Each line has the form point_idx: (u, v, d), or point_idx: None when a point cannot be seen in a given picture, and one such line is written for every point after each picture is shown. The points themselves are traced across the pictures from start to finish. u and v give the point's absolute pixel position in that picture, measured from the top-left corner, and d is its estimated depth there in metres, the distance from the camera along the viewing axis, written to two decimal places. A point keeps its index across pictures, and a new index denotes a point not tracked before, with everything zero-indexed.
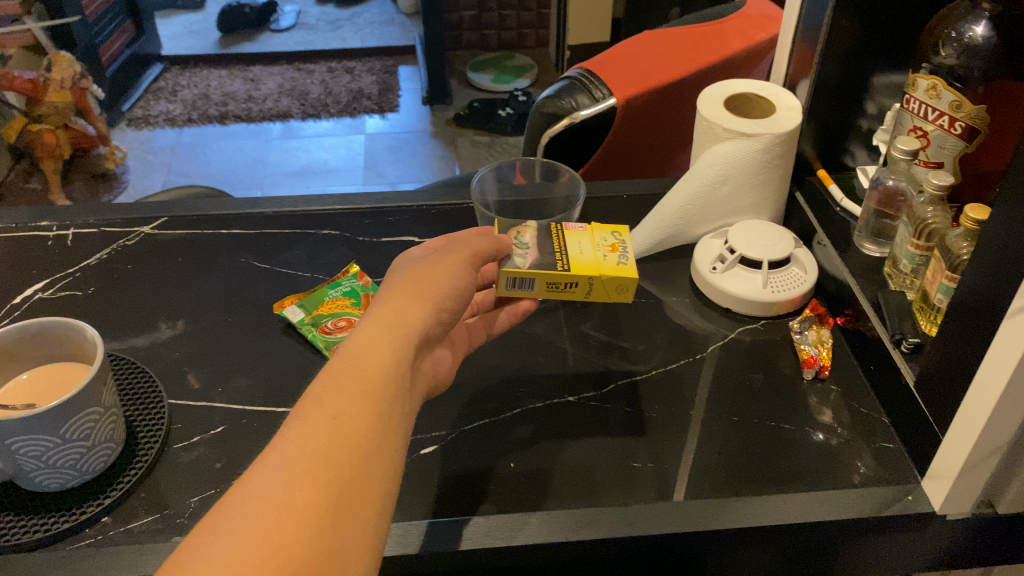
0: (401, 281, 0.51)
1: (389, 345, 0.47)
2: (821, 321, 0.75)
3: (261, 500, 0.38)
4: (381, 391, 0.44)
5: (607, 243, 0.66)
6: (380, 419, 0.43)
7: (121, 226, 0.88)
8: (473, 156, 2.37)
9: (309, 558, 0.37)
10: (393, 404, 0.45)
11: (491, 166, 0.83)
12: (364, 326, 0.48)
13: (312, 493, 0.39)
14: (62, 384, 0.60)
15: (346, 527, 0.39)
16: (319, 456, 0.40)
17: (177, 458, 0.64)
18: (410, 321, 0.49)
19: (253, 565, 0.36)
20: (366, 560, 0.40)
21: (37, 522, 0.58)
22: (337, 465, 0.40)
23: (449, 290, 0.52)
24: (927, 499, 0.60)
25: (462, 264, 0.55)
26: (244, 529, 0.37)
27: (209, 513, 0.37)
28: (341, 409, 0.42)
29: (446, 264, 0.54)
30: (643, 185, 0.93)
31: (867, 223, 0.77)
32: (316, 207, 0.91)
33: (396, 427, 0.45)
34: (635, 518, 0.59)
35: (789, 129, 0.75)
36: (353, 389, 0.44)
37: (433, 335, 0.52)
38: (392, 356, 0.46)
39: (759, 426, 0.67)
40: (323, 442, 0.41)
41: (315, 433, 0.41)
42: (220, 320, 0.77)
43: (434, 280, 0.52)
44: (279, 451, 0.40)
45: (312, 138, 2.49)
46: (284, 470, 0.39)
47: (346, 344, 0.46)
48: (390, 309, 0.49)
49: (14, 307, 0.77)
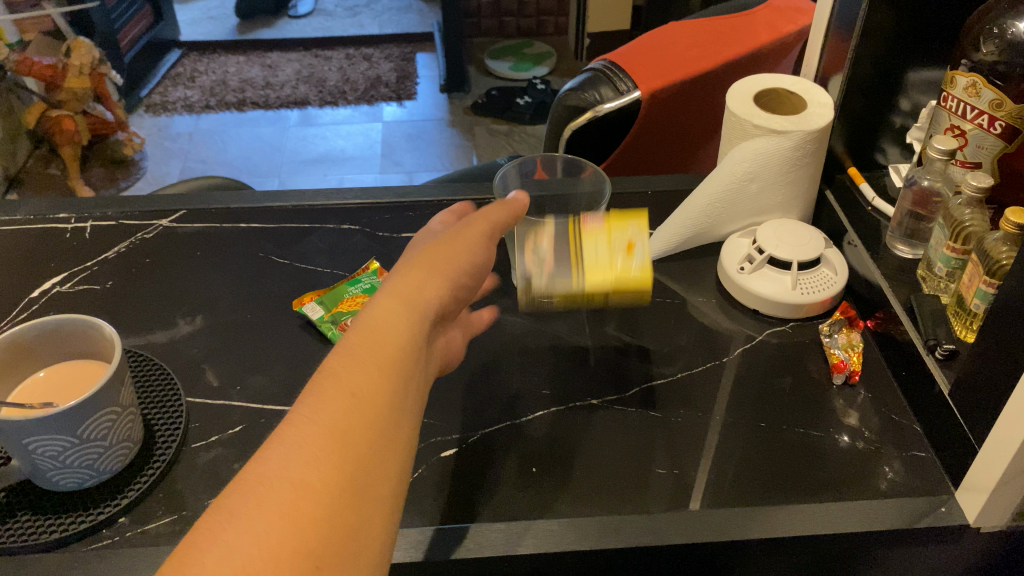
0: (421, 252, 0.49)
1: (407, 317, 0.44)
2: (851, 324, 0.73)
3: (276, 481, 0.36)
4: (399, 365, 0.42)
5: (624, 240, 0.62)
6: (399, 393, 0.41)
7: (139, 219, 0.87)
8: (490, 145, 2.35)
9: (327, 545, 0.35)
10: (411, 380, 0.43)
11: (513, 162, 0.82)
12: (380, 297, 0.45)
13: (329, 473, 0.37)
14: (79, 384, 0.59)
15: (363, 511, 0.37)
16: (339, 433, 0.38)
17: (195, 458, 0.63)
18: (430, 292, 0.46)
19: (270, 554, 0.34)
20: (382, 547, 0.38)
21: (54, 522, 0.58)
22: (356, 443, 0.38)
23: (468, 263, 0.50)
24: (961, 511, 0.59)
25: (480, 237, 0.53)
26: (260, 515, 0.34)
27: (220, 496, 0.35)
28: (359, 382, 0.40)
29: (463, 236, 0.52)
30: (667, 181, 0.91)
31: (900, 224, 0.75)
32: (335, 200, 0.90)
33: (412, 402, 0.42)
34: (661, 526, 0.58)
35: (821, 126, 0.73)
36: (371, 361, 0.41)
37: (448, 308, 0.49)
38: (411, 328, 0.44)
39: (787, 431, 0.65)
40: (341, 418, 0.38)
41: (331, 408, 0.39)
42: (240, 315, 0.76)
43: (452, 250, 0.50)
44: (294, 426, 0.38)
45: (330, 125, 2.47)
46: (301, 449, 0.37)
47: (364, 314, 0.44)
48: (408, 280, 0.46)
49: (32, 302, 0.76)
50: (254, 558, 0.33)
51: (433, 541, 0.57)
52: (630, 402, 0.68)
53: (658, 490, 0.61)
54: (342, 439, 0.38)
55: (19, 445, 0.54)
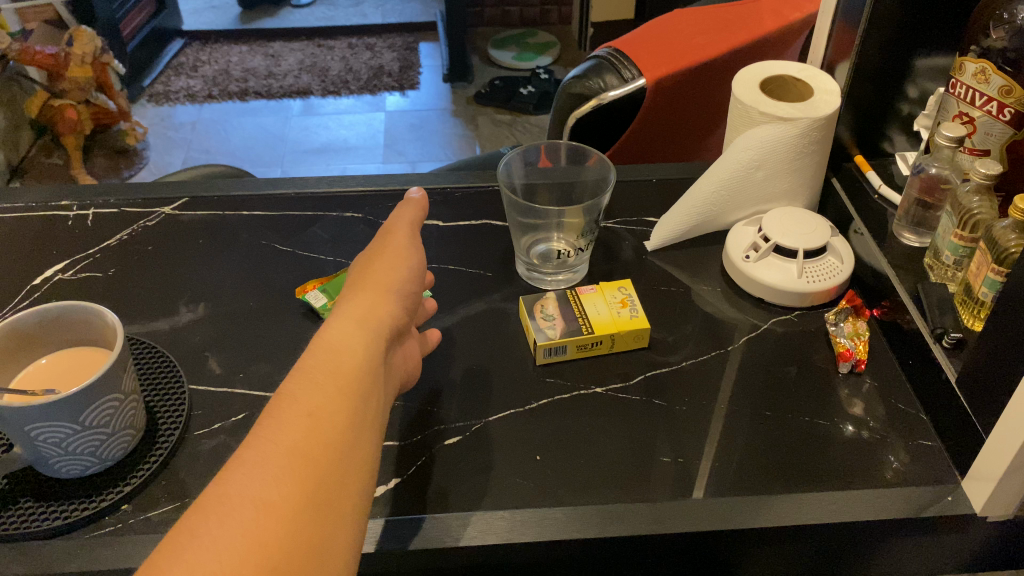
0: (362, 282, 0.54)
1: (359, 341, 0.48)
2: (857, 313, 0.72)
3: (240, 499, 0.38)
4: (355, 385, 0.45)
5: (617, 298, 0.72)
6: (356, 410, 0.44)
7: (142, 207, 0.87)
8: (494, 135, 2.34)
9: (292, 554, 0.37)
10: (367, 398, 0.46)
11: (517, 149, 0.81)
12: (333, 325, 0.49)
13: (290, 488, 0.39)
14: (82, 370, 0.59)
15: (329, 520, 0.39)
16: (298, 449, 0.41)
17: (198, 446, 0.63)
18: (377, 315, 0.51)
19: (236, 564, 0.36)
20: (350, 553, 0.40)
21: (56, 509, 0.57)
22: (317, 457, 0.41)
23: (404, 282, 0.55)
24: (968, 500, 0.58)
25: (415, 257, 0.58)
26: (225, 530, 0.37)
27: (187, 516, 0.37)
28: (317, 404, 0.43)
29: (395, 257, 0.57)
30: (672, 169, 0.91)
31: (907, 212, 0.75)
32: (339, 187, 0.89)
33: (372, 419, 0.46)
34: (665, 515, 0.57)
35: (828, 113, 0.73)
36: (327, 384, 0.45)
37: (399, 330, 0.54)
38: (364, 350, 0.48)
39: (792, 420, 0.65)
40: (299, 437, 0.41)
41: (290, 429, 0.42)
42: (243, 303, 0.76)
43: (390, 275, 0.55)
44: (254, 449, 0.40)
45: (332, 115, 2.47)
46: (261, 467, 0.39)
47: (318, 342, 0.48)
48: (357, 308, 0.51)
49: (34, 289, 0.76)
50: (220, 568, 0.35)
51: (437, 530, 0.57)
52: (634, 390, 0.67)
53: (662, 478, 0.60)
54: (302, 455, 0.41)
55: (22, 433, 0.54)
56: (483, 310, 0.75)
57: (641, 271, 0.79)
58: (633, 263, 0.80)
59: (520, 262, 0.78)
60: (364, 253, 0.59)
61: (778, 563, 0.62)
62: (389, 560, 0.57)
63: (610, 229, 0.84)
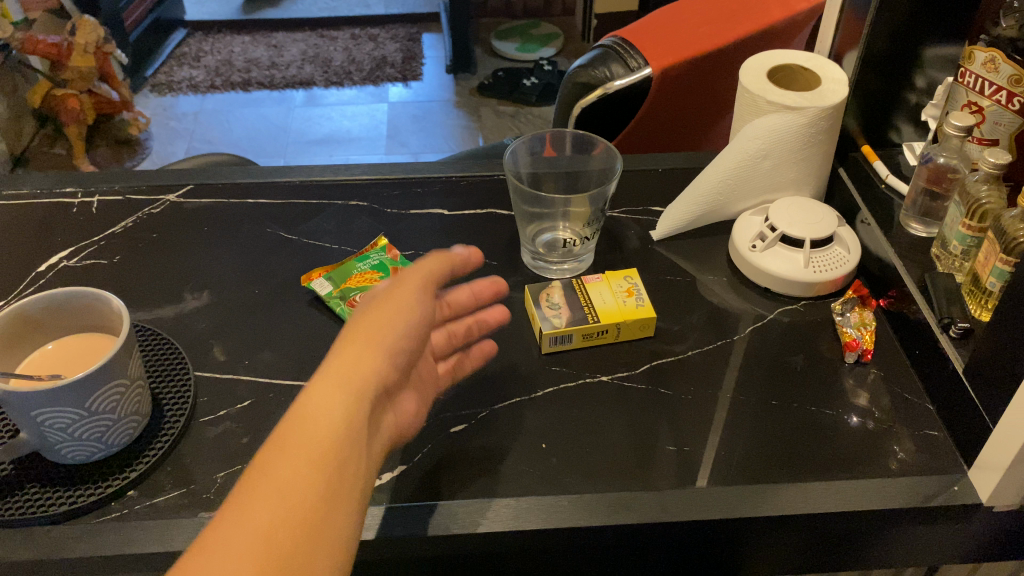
0: (354, 329, 0.49)
1: (341, 406, 0.45)
2: (864, 303, 0.72)
3: None
4: (330, 458, 0.43)
5: (622, 287, 0.72)
6: (329, 487, 0.42)
7: (146, 194, 0.87)
8: (497, 126, 2.34)
9: None
10: (343, 469, 0.44)
11: (522, 138, 0.81)
12: (315, 382, 0.46)
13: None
14: (87, 356, 0.59)
15: None
16: (259, 539, 0.39)
17: (203, 433, 0.63)
18: (364, 372, 0.47)
19: None
20: None
21: (62, 495, 0.57)
22: (278, 547, 0.39)
23: (404, 329, 0.50)
24: (974, 490, 0.58)
25: (418, 295, 0.52)
26: None
27: None
28: (284, 486, 0.41)
29: (396, 298, 0.51)
30: (678, 159, 0.91)
31: (914, 202, 0.74)
32: (344, 176, 0.89)
33: (348, 490, 0.43)
34: (672, 503, 0.57)
35: (836, 103, 0.73)
36: (299, 459, 0.42)
37: (390, 383, 0.50)
38: (343, 415, 0.45)
39: (798, 410, 0.65)
40: (261, 525, 0.39)
41: (253, 516, 0.39)
42: (247, 291, 0.75)
43: (386, 325, 0.49)
44: (212, 538, 0.39)
45: (335, 105, 2.46)
46: (216, 563, 0.37)
47: (297, 405, 0.45)
48: (343, 362, 0.47)
49: (38, 276, 0.76)
50: None
51: (443, 517, 0.57)
52: (640, 379, 0.67)
53: (668, 467, 0.60)
54: (263, 547, 0.39)
55: (28, 418, 0.54)
56: None
57: (647, 260, 0.79)
58: (639, 253, 0.80)
59: (525, 251, 0.78)
60: (370, 293, 0.53)
61: (783, 552, 0.62)
62: (395, 547, 0.57)
63: (616, 219, 0.84)
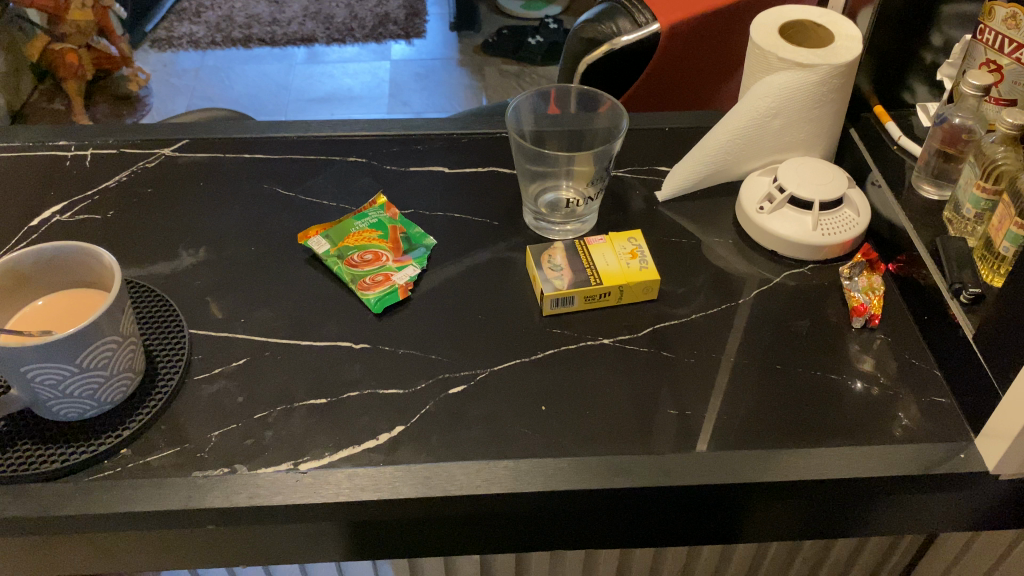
0: None
1: None
2: (872, 267, 0.70)
3: None
4: None
5: (626, 250, 0.70)
6: None
7: (140, 148, 0.85)
8: (501, 86, 2.30)
9: None
10: None
11: (526, 94, 0.78)
12: None
13: None
14: (79, 312, 0.57)
15: None
16: None
17: (198, 390, 0.62)
18: None
19: None
20: None
21: (55, 452, 0.57)
22: None
23: None
24: (980, 458, 0.57)
25: None
26: None
27: None
28: None
29: None
30: (685, 118, 0.88)
31: (927, 164, 0.72)
32: (343, 132, 0.87)
33: None
34: (672, 468, 0.57)
35: (848, 60, 0.70)
36: None
37: None
38: None
39: (802, 375, 0.63)
40: None
41: None
42: (243, 249, 0.74)
43: None
44: None
45: (337, 63, 2.42)
46: None
47: None
48: None
49: (31, 231, 0.74)
50: None
51: (440, 478, 0.56)
52: (642, 342, 0.66)
53: (669, 431, 0.59)
54: None
55: (17, 374, 0.53)
56: (489, 259, 0.73)
57: (651, 221, 0.77)
58: (643, 214, 0.78)
59: (527, 211, 0.76)
60: None
61: (784, 517, 0.61)
62: (391, 508, 0.56)
63: (621, 178, 0.82)
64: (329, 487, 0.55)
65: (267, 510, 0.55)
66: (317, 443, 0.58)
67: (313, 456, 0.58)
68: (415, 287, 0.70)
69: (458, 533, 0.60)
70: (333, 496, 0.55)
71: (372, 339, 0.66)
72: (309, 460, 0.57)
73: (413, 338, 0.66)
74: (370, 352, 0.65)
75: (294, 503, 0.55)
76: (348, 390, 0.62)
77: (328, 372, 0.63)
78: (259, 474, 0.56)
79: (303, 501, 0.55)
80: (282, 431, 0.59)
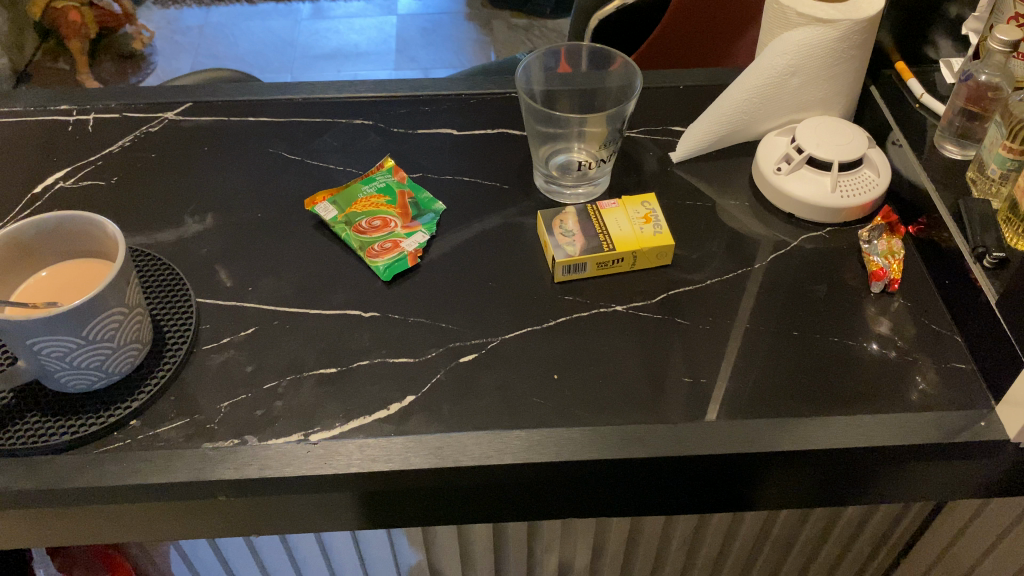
0: None
1: None
2: (892, 230, 0.69)
3: None
4: None
5: (639, 214, 0.69)
6: None
7: (143, 112, 0.83)
8: (509, 40, 2.27)
9: None
10: None
11: (536, 53, 0.76)
12: None
13: None
14: (84, 283, 0.57)
15: None
16: None
17: (207, 361, 0.61)
18: None
19: None
20: None
21: (63, 425, 0.56)
22: None
23: None
24: (1002, 426, 0.56)
25: None
26: None
27: None
28: None
29: None
30: (700, 77, 0.86)
31: (951, 123, 0.71)
32: (349, 93, 0.85)
33: None
34: (686, 438, 0.56)
35: (870, 16, 0.68)
36: None
37: None
38: None
39: (819, 341, 0.62)
40: None
41: None
42: (250, 215, 0.73)
43: None
44: None
45: (342, 18, 2.38)
46: None
47: None
48: None
49: (35, 198, 0.73)
50: None
51: (452, 449, 0.55)
52: (656, 309, 0.65)
53: (682, 399, 0.58)
54: None
55: (23, 346, 0.52)
56: (499, 225, 0.72)
57: (665, 184, 0.75)
58: (657, 176, 0.76)
59: (537, 173, 0.75)
60: None
61: (800, 485, 0.60)
62: (402, 478, 0.55)
63: (633, 139, 0.80)
64: (340, 458, 0.55)
65: (277, 481, 0.54)
66: (328, 413, 0.58)
67: (323, 427, 0.57)
68: (424, 254, 0.69)
69: (469, 503, 0.59)
70: (344, 467, 0.54)
71: (382, 307, 0.65)
72: (319, 430, 0.57)
73: (423, 306, 0.65)
74: (379, 321, 0.64)
75: (305, 475, 0.54)
76: (358, 359, 0.61)
77: (338, 340, 0.63)
78: (269, 445, 0.56)
79: (313, 472, 0.54)
80: (292, 401, 0.59)
